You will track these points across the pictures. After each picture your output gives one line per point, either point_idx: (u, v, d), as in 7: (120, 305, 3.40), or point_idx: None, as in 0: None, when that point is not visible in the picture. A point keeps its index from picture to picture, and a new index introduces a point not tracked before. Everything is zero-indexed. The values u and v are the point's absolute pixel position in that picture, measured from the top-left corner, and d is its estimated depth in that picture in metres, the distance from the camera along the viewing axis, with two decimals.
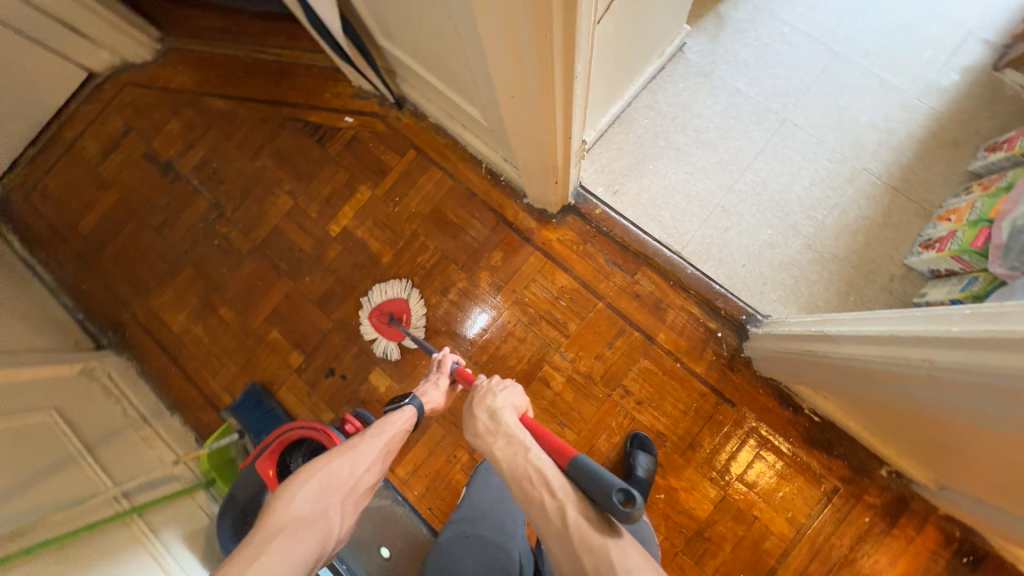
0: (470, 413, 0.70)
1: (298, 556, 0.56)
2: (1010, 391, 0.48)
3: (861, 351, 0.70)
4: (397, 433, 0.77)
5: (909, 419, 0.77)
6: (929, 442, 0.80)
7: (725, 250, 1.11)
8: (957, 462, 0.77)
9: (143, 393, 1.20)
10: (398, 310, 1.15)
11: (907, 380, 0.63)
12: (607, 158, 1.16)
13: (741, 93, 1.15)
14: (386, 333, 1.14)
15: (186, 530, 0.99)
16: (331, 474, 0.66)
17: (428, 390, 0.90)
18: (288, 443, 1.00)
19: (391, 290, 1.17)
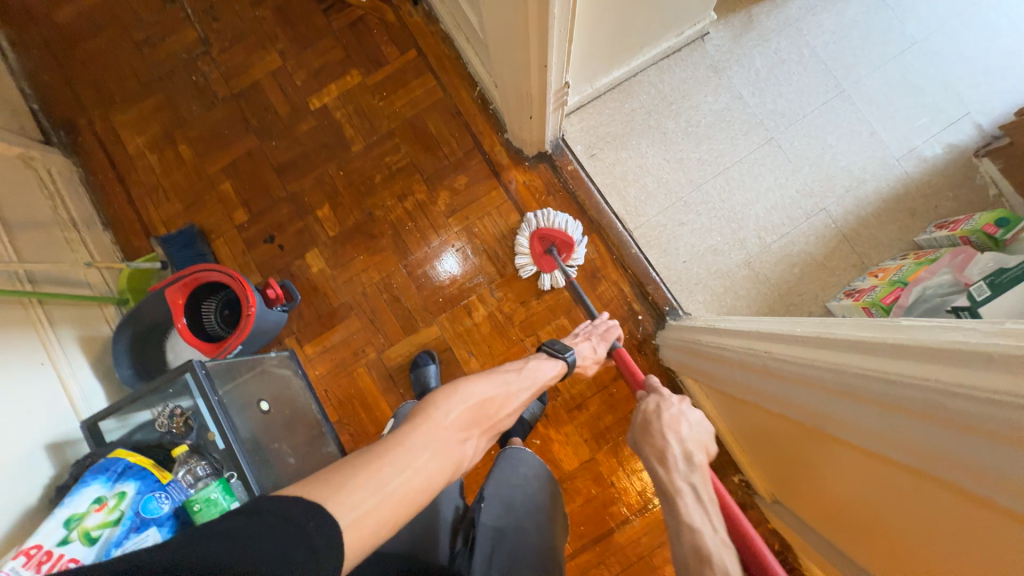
0: (660, 435, 0.71)
1: (443, 468, 0.58)
2: (843, 389, 0.53)
3: (752, 346, 0.75)
4: (541, 384, 0.80)
5: (764, 425, 0.84)
6: (772, 453, 0.88)
7: (672, 242, 1.14)
8: (792, 477, 0.85)
9: (80, 201, 1.19)
10: (560, 244, 1.10)
11: (776, 377, 0.67)
12: (595, 120, 1.16)
13: (741, 99, 1.15)
14: (540, 258, 1.12)
15: (84, 333, 1.02)
16: (484, 402, 0.68)
17: (585, 354, 0.91)
18: (205, 283, 1.02)
19: (563, 224, 1.10)
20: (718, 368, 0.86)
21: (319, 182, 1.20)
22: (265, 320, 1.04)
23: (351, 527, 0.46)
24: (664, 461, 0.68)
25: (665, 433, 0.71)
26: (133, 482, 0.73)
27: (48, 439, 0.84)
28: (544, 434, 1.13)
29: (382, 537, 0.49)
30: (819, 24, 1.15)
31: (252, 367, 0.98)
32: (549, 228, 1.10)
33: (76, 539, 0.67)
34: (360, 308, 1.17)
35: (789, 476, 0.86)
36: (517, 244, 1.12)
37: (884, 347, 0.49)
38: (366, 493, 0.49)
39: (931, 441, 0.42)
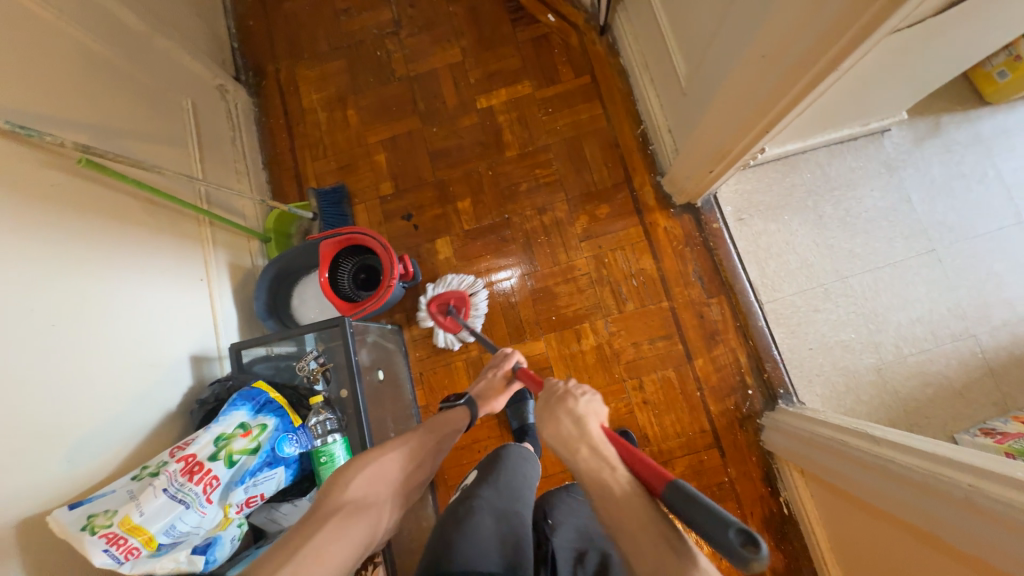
0: (548, 414, 0.66)
1: (344, 546, 0.64)
2: (999, 518, 0.55)
3: (882, 450, 0.76)
4: (448, 432, 0.85)
5: (864, 530, 0.84)
6: (856, 559, 0.87)
7: (803, 326, 1.10)
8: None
9: (251, 137, 1.28)
10: (458, 301, 1.14)
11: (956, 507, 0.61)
12: (752, 186, 1.16)
13: (909, 203, 1.12)
14: (442, 323, 1.13)
15: (235, 260, 1.08)
16: (382, 465, 0.75)
17: (484, 390, 0.92)
18: (353, 245, 1.06)
19: (454, 281, 1.15)
20: (859, 472, 0.80)
21: (466, 176, 1.24)
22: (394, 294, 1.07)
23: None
24: (561, 440, 0.62)
25: (555, 411, 0.65)
26: (273, 418, 0.75)
27: (193, 351, 0.88)
28: None
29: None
30: (1011, 148, 1.11)
31: (371, 334, 1.02)
32: (445, 290, 1.15)
33: (222, 458, 0.68)
34: (473, 304, 1.19)
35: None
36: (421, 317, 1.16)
37: None
38: None
39: None
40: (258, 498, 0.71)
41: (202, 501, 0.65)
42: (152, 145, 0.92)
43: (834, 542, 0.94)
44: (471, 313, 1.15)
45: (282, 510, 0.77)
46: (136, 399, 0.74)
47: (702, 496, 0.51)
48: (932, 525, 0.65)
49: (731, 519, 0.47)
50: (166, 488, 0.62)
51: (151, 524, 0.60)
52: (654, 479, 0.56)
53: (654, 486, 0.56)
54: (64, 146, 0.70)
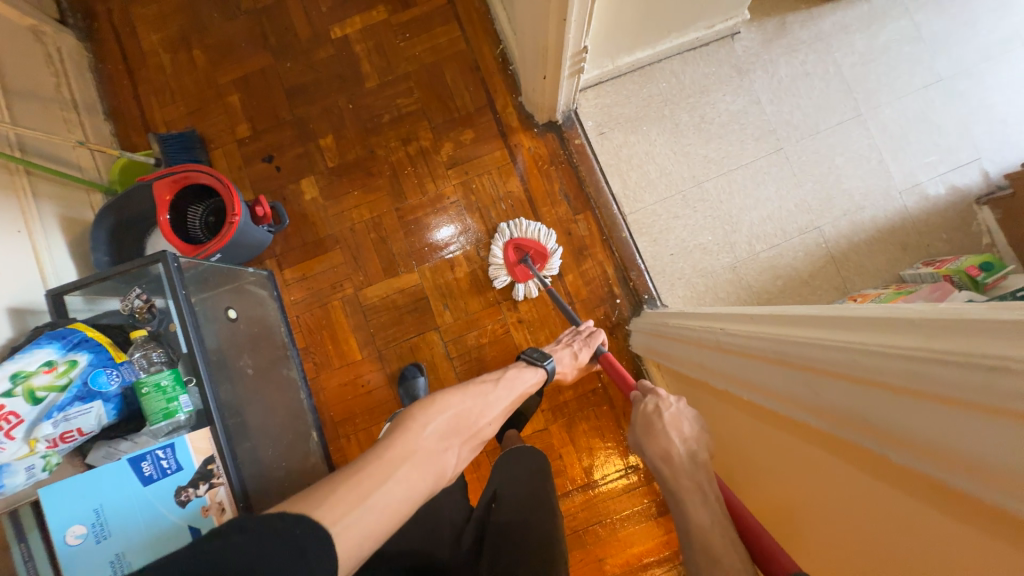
0: (657, 438, 0.71)
1: (425, 479, 0.63)
2: (810, 366, 0.49)
3: (728, 328, 0.71)
4: (521, 392, 0.86)
5: (718, 420, 0.80)
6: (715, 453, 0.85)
7: (664, 233, 1.14)
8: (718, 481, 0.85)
9: (85, 86, 1.18)
10: (536, 253, 1.11)
11: (738, 354, 0.67)
12: (611, 99, 1.16)
13: (758, 105, 1.15)
14: (515, 269, 1.11)
15: (66, 213, 1.01)
16: (462, 413, 0.74)
17: (564, 360, 0.95)
18: (196, 186, 1.02)
19: (536, 233, 1.10)
20: (684, 348, 0.85)
21: (327, 111, 1.19)
22: (249, 233, 1.05)
23: (343, 537, 0.50)
24: (671, 464, 0.68)
25: (667, 433, 0.71)
26: (86, 354, 0.73)
27: (11, 303, 0.84)
28: None
29: (370, 549, 0.52)
30: (850, 42, 1.14)
31: (229, 278, 1.00)
32: (522, 237, 1.11)
33: (19, 395, 0.67)
34: (344, 243, 1.17)
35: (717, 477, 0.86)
36: (493, 254, 1.12)
37: (891, 323, 0.41)
38: (349, 503, 0.52)
39: (922, 427, 0.36)
40: (75, 432, 0.71)
41: None
42: None
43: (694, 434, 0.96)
44: (546, 269, 1.12)
45: (119, 448, 0.74)
46: None
47: None
48: (726, 377, 0.71)
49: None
50: None
51: None
52: (766, 554, 0.52)
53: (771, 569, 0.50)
54: None
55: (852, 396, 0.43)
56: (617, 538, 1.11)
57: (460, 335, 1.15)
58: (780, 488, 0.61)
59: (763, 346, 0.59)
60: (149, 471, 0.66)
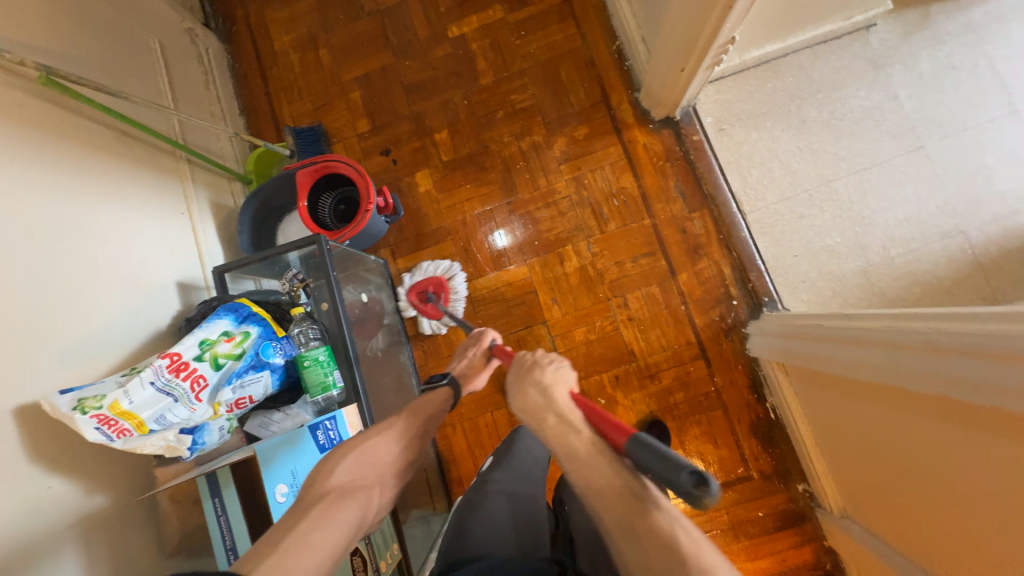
0: (515, 386, 0.64)
1: (345, 520, 0.59)
2: (997, 353, 0.51)
3: (871, 323, 0.73)
4: (435, 414, 0.80)
5: (869, 425, 0.79)
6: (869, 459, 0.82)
7: (787, 233, 1.09)
8: (904, 501, 0.76)
9: (225, 83, 1.28)
10: (436, 287, 1.16)
11: (948, 355, 0.58)
12: (732, 95, 1.13)
13: (896, 100, 1.08)
14: (422, 309, 1.14)
15: (215, 199, 1.09)
16: (363, 450, 0.68)
17: (465, 370, 0.91)
18: (327, 175, 1.07)
19: (430, 268, 1.17)
20: (843, 350, 0.77)
21: (442, 108, 1.23)
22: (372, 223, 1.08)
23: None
24: (529, 411, 0.61)
25: (522, 381, 0.63)
26: (257, 327, 0.78)
27: (179, 278, 0.91)
28: (611, 396, 1.12)
29: None
30: (1005, 34, 1.06)
31: (353, 265, 1.05)
32: (423, 278, 1.17)
33: (207, 360, 0.71)
34: (455, 234, 1.19)
35: (898, 496, 0.78)
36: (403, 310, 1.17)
37: None
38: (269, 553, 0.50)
39: None
40: (247, 400, 0.74)
41: (191, 398, 0.68)
42: (118, 79, 0.93)
43: (828, 437, 0.93)
44: (452, 297, 1.16)
45: (273, 419, 0.78)
46: (123, 316, 0.77)
47: (656, 446, 0.51)
48: (918, 381, 0.62)
49: (684, 463, 0.48)
50: (153, 382, 0.65)
51: (141, 411, 0.64)
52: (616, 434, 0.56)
53: (616, 442, 0.55)
54: (25, 64, 0.71)
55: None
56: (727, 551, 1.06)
57: (566, 331, 1.14)
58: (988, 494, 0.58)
59: (1005, 345, 0.50)
60: (322, 441, 0.69)
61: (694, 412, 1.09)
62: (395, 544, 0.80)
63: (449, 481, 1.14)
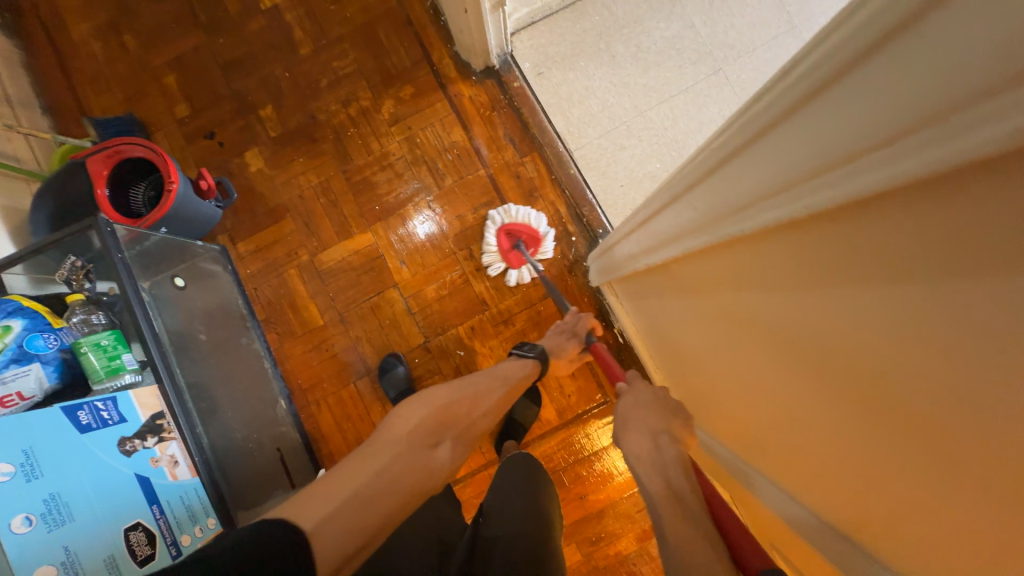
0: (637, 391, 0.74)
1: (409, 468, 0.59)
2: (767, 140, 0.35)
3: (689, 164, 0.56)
4: (515, 385, 0.83)
5: (673, 323, 0.80)
6: (683, 360, 0.84)
7: (611, 165, 1.13)
8: (693, 385, 0.82)
9: (18, 81, 1.17)
10: (529, 237, 1.10)
11: (661, 215, 0.61)
12: (545, 39, 1.15)
13: (692, 29, 1.14)
14: (508, 255, 1.10)
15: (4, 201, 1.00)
16: (451, 407, 0.71)
17: (557, 348, 0.96)
18: (130, 161, 1.02)
19: (522, 216, 1.10)
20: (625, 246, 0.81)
21: (264, 82, 1.19)
22: (195, 208, 1.03)
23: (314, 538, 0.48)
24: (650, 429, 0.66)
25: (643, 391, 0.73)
26: (21, 320, 0.72)
27: None
28: (469, 347, 1.13)
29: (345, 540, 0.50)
30: None
31: (178, 255, 1.01)
32: (512, 222, 1.10)
33: None
34: (295, 210, 1.16)
35: (689, 382, 0.84)
36: (484, 243, 1.11)
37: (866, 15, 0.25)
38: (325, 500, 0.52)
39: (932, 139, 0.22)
40: (15, 397, 0.69)
41: None
42: None
43: (657, 347, 0.98)
44: (538, 254, 1.12)
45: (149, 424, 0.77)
46: None
47: None
48: (658, 252, 0.66)
49: None
50: None
51: None
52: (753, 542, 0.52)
53: None
54: None
55: (752, 187, 0.39)
56: (595, 472, 1.12)
57: (419, 290, 1.14)
58: (740, 358, 0.57)
59: (678, 187, 0.54)
60: (89, 421, 0.64)
61: None
62: (211, 518, 0.72)
63: (318, 459, 1.11)
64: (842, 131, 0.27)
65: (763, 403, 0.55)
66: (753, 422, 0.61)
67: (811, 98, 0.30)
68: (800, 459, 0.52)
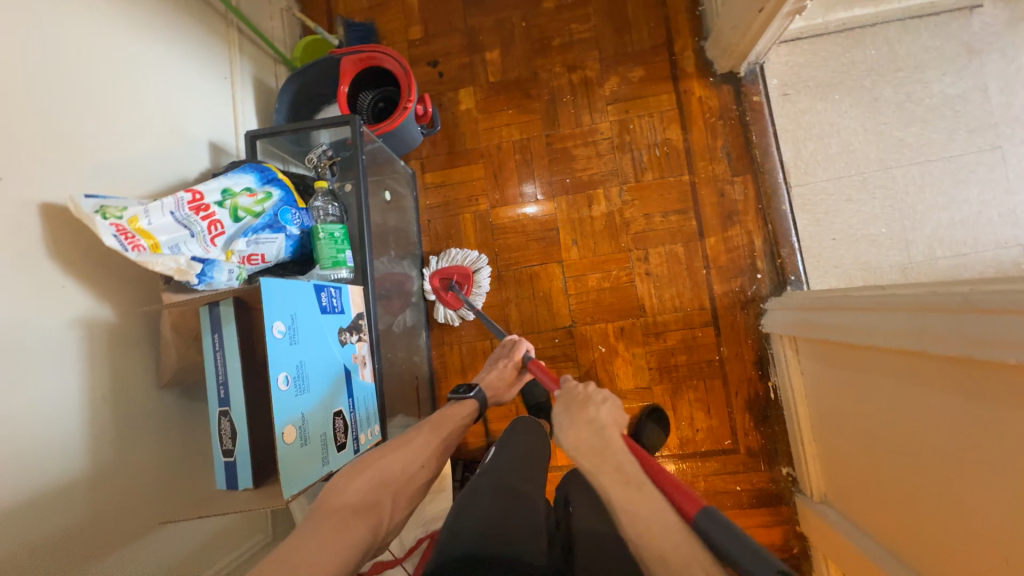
0: (568, 422, 0.64)
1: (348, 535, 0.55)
2: None
3: None
4: (456, 425, 0.80)
5: (887, 409, 0.73)
6: (876, 449, 0.77)
7: (830, 214, 1.03)
8: (889, 482, 0.74)
9: None
10: (461, 278, 1.12)
11: (1012, 313, 0.51)
12: (805, 59, 1.05)
13: (983, 92, 1.00)
14: (443, 298, 1.12)
15: (258, 75, 1.09)
16: (381, 465, 0.66)
17: (494, 381, 0.92)
18: (371, 70, 1.05)
19: (458, 256, 1.13)
20: (884, 317, 0.70)
21: (498, 26, 1.18)
22: (410, 131, 1.06)
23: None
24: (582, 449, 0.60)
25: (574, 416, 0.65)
26: (279, 190, 0.78)
27: (212, 139, 0.91)
28: (611, 346, 1.10)
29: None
30: None
31: (387, 169, 1.04)
32: (450, 265, 1.14)
33: (227, 208, 0.71)
34: (488, 157, 1.17)
35: (884, 476, 0.75)
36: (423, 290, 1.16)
37: None
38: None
39: None
40: (259, 257, 0.75)
41: (206, 239, 0.68)
42: None
43: (828, 419, 0.90)
44: (474, 290, 1.13)
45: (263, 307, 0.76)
46: (155, 155, 0.77)
47: (740, 529, 0.48)
48: (966, 344, 0.56)
49: (760, 547, 0.46)
50: (173, 212, 0.66)
51: (158, 234, 0.64)
52: (683, 498, 0.54)
53: (685, 508, 0.53)
54: None
55: None
56: None
57: (580, 275, 1.12)
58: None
59: None
60: (325, 303, 0.68)
61: (693, 377, 1.07)
62: (375, 426, 0.78)
63: (437, 396, 1.15)
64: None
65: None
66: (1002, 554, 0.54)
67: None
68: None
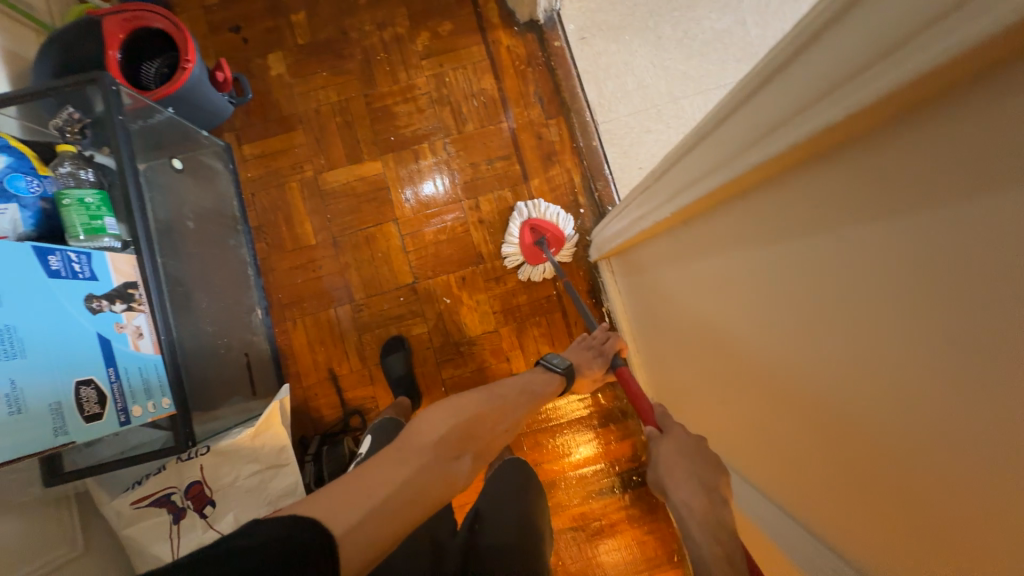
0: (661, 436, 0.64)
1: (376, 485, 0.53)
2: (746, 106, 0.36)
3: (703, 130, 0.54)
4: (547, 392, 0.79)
5: (661, 299, 0.81)
6: (665, 339, 0.85)
7: (634, 145, 1.12)
8: (678, 365, 0.80)
9: None
10: (552, 237, 1.07)
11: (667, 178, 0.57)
12: (596, 4, 1.13)
13: (743, 25, 1.13)
14: (530, 251, 1.07)
15: (6, 45, 0.95)
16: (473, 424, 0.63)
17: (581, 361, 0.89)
18: (147, 32, 0.97)
19: (552, 214, 1.07)
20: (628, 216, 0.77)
21: None
22: (206, 95, 1.00)
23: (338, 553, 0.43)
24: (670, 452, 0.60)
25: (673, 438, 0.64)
26: (5, 157, 0.69)
27: None
28: (456, 296, 1.12)
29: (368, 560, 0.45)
30: None
31: (183, 141, 0.97)
32: (542, 219, 1.07)
33: None
34: (308, 123, 1.13)
35: (675, 362, 0.83)
36: (506, 234, 1.08)
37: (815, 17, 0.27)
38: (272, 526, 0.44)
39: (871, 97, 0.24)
40: None
41: None
42: None
43: (641, 325, 0.98)
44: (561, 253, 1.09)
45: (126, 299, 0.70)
46: None
47: None
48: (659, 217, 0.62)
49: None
50: None
51: None
52: None
53: None
54: None
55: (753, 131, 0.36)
56: (556, 442, 1.14)
57: (417, 231, 1.12)
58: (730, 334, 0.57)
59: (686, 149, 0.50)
60: (59, 267, 0.62)
61: (535, 314, 1.12)
62: (166, 398, 0.73)
63: (285, 374, 1.11)
64: (872, 42, 0.23)
65: (752, 380, 0.53)
66: (738, 400, 0.59)
67: (838, 24, 0.25)
68: (791, 457, 0.50)
